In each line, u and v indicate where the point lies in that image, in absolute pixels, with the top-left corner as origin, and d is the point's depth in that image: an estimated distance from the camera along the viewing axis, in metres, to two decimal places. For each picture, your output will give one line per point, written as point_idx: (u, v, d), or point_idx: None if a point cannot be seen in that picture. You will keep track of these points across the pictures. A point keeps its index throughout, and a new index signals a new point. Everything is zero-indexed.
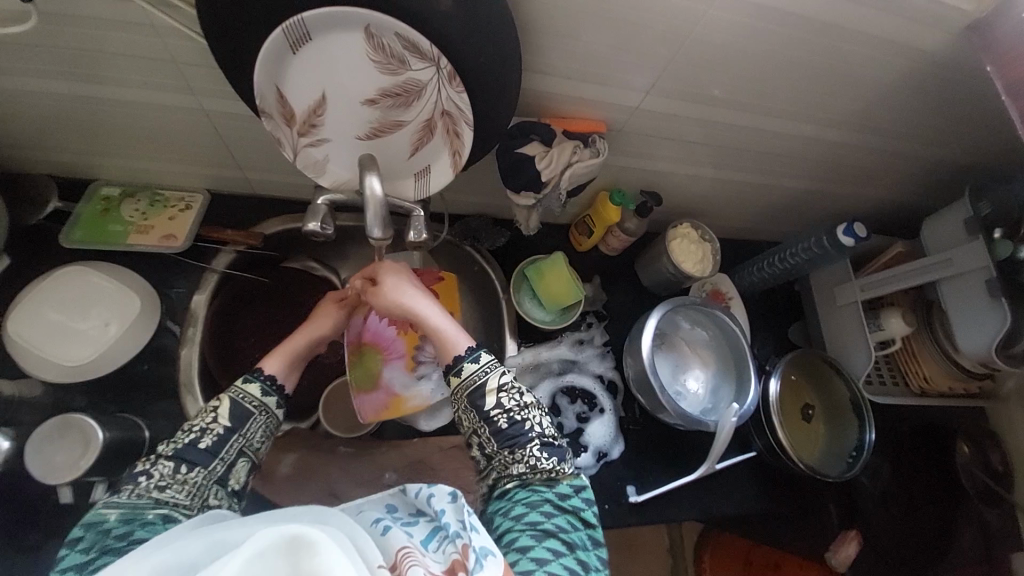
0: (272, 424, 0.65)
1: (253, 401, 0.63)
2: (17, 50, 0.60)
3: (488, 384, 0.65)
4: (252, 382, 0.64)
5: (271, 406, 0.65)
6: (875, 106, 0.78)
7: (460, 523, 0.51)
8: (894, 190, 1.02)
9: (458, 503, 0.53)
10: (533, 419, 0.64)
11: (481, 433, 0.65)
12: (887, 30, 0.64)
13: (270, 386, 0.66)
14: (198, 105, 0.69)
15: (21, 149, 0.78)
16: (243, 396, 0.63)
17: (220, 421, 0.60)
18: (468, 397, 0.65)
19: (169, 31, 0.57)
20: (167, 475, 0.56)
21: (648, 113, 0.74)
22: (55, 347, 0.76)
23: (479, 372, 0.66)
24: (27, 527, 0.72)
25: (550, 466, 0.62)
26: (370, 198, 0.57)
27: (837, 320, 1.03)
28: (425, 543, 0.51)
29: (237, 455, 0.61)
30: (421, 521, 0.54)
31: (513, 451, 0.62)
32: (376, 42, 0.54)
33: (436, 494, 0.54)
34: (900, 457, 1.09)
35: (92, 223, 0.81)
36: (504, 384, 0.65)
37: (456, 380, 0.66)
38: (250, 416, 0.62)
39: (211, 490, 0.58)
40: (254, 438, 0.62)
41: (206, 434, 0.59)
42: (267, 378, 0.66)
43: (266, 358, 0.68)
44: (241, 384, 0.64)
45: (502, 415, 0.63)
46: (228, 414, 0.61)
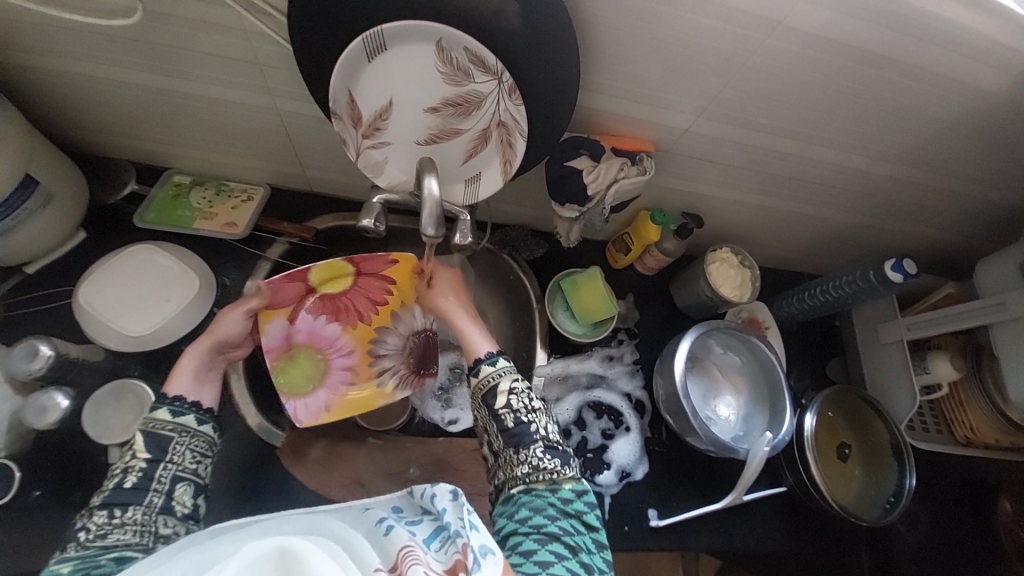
0: (203, 443, 0.64)
1: (168, 426, 0.62)
2: (121, 45, 0.67)
3: (499, 386, 0.65)
4: (160, 410, 0.63)
5: (190, 425, 0.63)
6: (931, 143, 0.77)
7: (460, 521, 0.51)
8: (944, 230, 0.99)
9: (459, 501, 0.53)
10: (540, 421, 0.64)
11: (490, 432, 0.66)
12: (948, 67, 0.64)
13: (182, 407, 0.64)
14: (270, 103, 0.74)
15: (108, 134, 0.85)
16: (153, 425, 0.61)
17: (140, 456, 0.59)
18: (481, 397, 0.66)
19: (256, 35, 0.63)
20: (104, 523, 0.55)
21: (696, 136, 0.75)
22: (118, 317, 0.82)
23: (494, 373, 0.66)
24: (73, 484, 0.76)
25: (553, 469, 0.62)
26: (427, 199, 0.60)
27: (881, 359, 1.00)
28: (428, 541, 0.51)
29: (174, 481, 0.60)
30: (425, 521, 0.54)
31: (518, 451, 0.63)
32: (444, 55, 0.58)
33: (438, 494, 0.55)
34: (938, 507, 1.03)
35: (163, 207, 0.89)
36: (514, 387, 0.65)
37: (475, 380, 0.67)
38: (171, 440, 0.61)
39: (160, 521, 0.57)
40: (186, 461, 0.61)
41: (129, 473, 0.58)
42: (174, 401, 0.63)
43: (169, 382, 0.66)
44: (150, 415, 0.62)
45: (509, 414, 0.64)
46: (145, 447, 0.60)
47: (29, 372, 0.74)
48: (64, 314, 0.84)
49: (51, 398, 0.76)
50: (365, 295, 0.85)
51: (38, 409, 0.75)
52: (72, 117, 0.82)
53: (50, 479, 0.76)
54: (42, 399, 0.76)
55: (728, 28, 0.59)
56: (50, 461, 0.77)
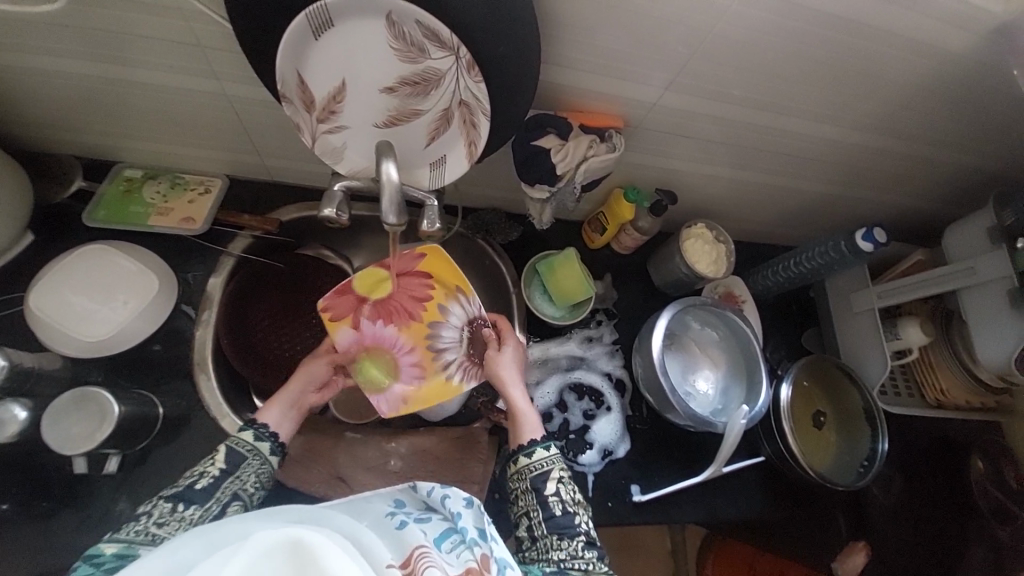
0: (267, 472, 0.65)
1: (247, 446, 0.64)
2: (48, 31, 0.62)
3: (551, 472, 0.66)
4: (247, 430, 0.66)
5: (264, 453, 0.65)
6: (900, 109, 0.77)
7: (477, 529, 0.52)
8: (915, 197, 1.00)
9: (474, 507, 0.55)
10: (583, 515, 0.65)
11: (532, 514, 0.65)
12: (914, 31, 0.63)
13: (264, 433, 0.66)
14: (218, 89, 0.70)
15: (47, 128, 0.80)
16: (237, 443, 0.64)
17: (216, 464, 0.62)
18: (530, 480, 0.66)
19: (195, 15, 0.58)
20: (166, 513, 0.57)
21: (666, 110, 0.74)
22: (74, 323, 0.78)
23: (547, 460, 0.67)
24: (39, 498, 0.74)
25: (590, 560, 0.62)
26: (386, 184, 0.58)
27: (853, 328, 1.01)
28: (437, 542, 0.52)
29: (231, 498, 0.61)
30: (433, 519, 0.54)
31: (560, 538, 0.63)
32: (397, 30, 0.54)
33: (451, 496, 0.55)
34: (910, 468, 1.07)
35: (114, 204, 0.84)
36: (564, 476, 0.67)
37: (525, 463, 0.67)
38: (243, 460, 0.63)
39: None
40: (249, 482, 0.63)
41: (202, 476, 0.60)
42: (261, 426, 0.67)
43: (260, 411, 0.69)
44: (238, 432, 0.65)
45: (558, 502, 0.65)
46: (223, 458, 0.62)
47: None
48: (15, 322, 0.80)
49: (7, 411, 0.72)
50: (412, 293, 0.82)
51: None
52: (4, 111, 0.76)
53: (13, 494, 0.73)
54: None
55: None
56: (10, 476, 0.74)
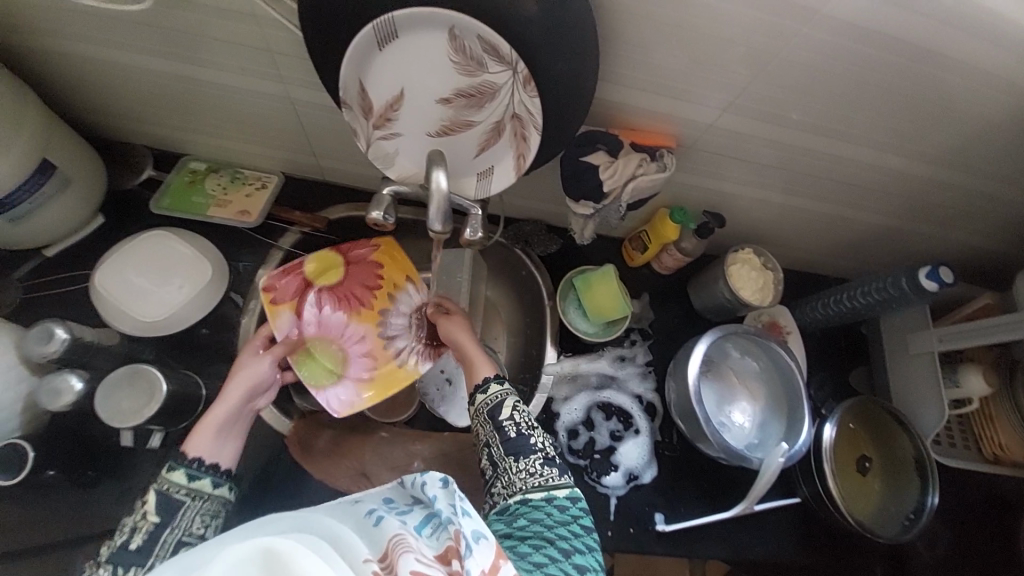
0: (215, 507, 0.60)
1: (181, 490, 0.58)
2: (136, 31, 0.67)
3: (505, 401, 0.66)
4: (174, 470, 0.59)
5: (205, 489, 0.60)
6: (978, 144, 0.72)
7: (451, 508, 0.48)
8: (986, 237, 0.93)
9: (450, 488, 0.50)
10: (540, 436, 0.64)
11: (491, 443, 0.64)
12: (1003, 61, 0.59)
13: (199, 469, 0.60)
14: (283, 91, 0.73)
15: (126, 120, 0.86)
16: (166, 487, 0.58)
17: (148, 517, 0.56)
18: (486, 412, 0.65)
19: (268, 21, 0.61)
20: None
21: (721, 132, 0.72)
22: (135, 303, 0.83)
23: (501, 391, 0.67)
24: (88, 464, 0.78)
25: (550, 476, 0.61)
26: (435, 193, 0.59)
27: (909, 370, 0.95)
28: (419, 529, 0.49)
29: (177, 548, 0.57)
30: (416, 509, 0.51)
31: (517, 459, 0.62)
32: (457, 44, 0.55)
33: (427, 482, 0.51)
34: (960, 525, 0.99)
35: (178, 193, 0.89)
36: (519, 403, 0.66)
37: (481, 398, 0.67)
38: (182, 505, 0.58)
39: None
40: (193, 525, 0.58)
41: (137, 532, 0.56)
42: (192, 462, 0.60)
43: (190, 436, 0.62)
44: (165, 474, 0.58)
45: (512, 425, 0.64)
46: (155, 509, 0.57)
47: (44, 355, 0.73)
48: (82, 297, 0.86)
49: (65, 381, 0.74)
50: (361, 281, 0.86)
51: (53, 391, 0.74)
52: (90, 101, 0.83)
53: (65, 458, 0.78)
54: (56, 382, 0.74)
55: (760, 16, 0.55)
56: (65, 441, 0.79)
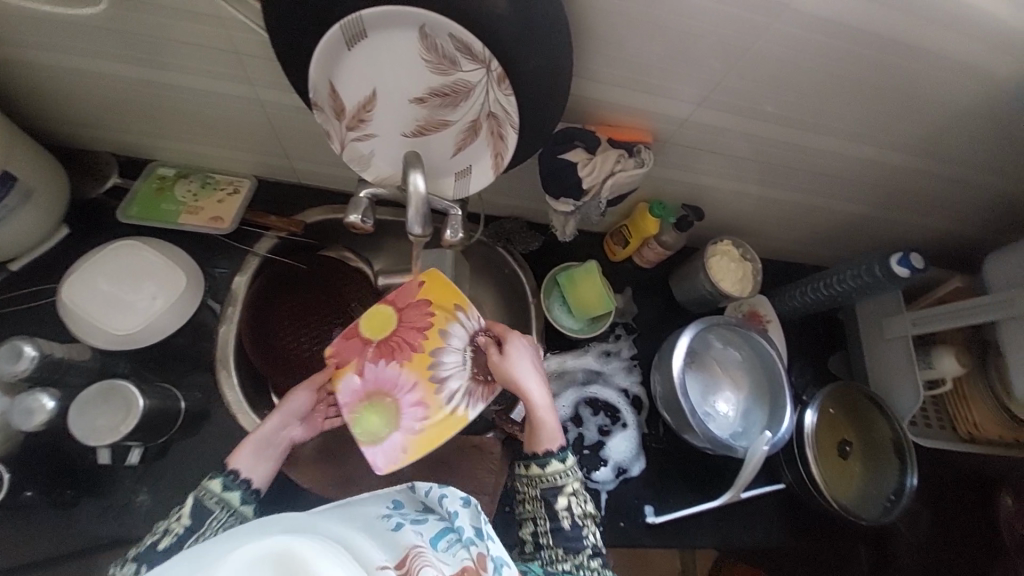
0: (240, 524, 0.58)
1: (213, 498, 0.57)
2: (94, 35, 0.64)
3: (563, 487, 0.64)
4: (213, 480, 0.58)
5: (233, 504, 0.58)
6: (944, 132, 0.74)
7: (474, 528, 0.51)
8: (955, 222, 0.96)
9: (472, 507, 0.53)
10: (592, 528, 0.64)
11: (538, 519, 0.65)
12: (966, 51, 0.60)
13: (233, 481, 0.59)
14: (252, 93, 0.71)
15: (89, 126, 0.83)
16: (203, 495, 0.57)
17: (181, 520, 0.56)
18: (541, 492, 0.64)
19: (232, 22, 0.59)
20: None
21: (697, 126, 0.72)
22: (106, 316, 0.80)
23: (562, 474, 0.64)
24: (64, 484, 0.76)
25: (595, 569, 0.62)
26: (412, 195, 0.58)
27: (884, 355, 0.98)
28: (434, 542, 0.50)
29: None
30: (430, 519, 0.52)
31: (568, 552, 0.62)
32: (429, 42, 0.54)
33: (448, 495, 0.54)
34: (937, 503, 1.02)
35: (146, 201, 0.86)
36: (577, 488, 0.64)
37: (538, 474, 0.64)
38: (210, 515, 0.57)
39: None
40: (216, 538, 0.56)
41: (166, 534, 0.55)
42: (229, 474, 0.59)
43: (233, 453, 0.61)
44: (205, 482, 0.58)
45: (567, 515, 0.63)
46: (188, 514, 0.56)
47: (15, 373, 0.71)
48: (50, 312, 0.82)
49: (36, 400, 0.73)
50: (412, 324, 0.76)
51: (24, 410, 0.72)
52: (48, 108, 0.79)
53: (40, 479, 0.76)
54: (28, 402, 0.72)
55: (731, 10, 0.55)
56: (39, 461, 0.76)
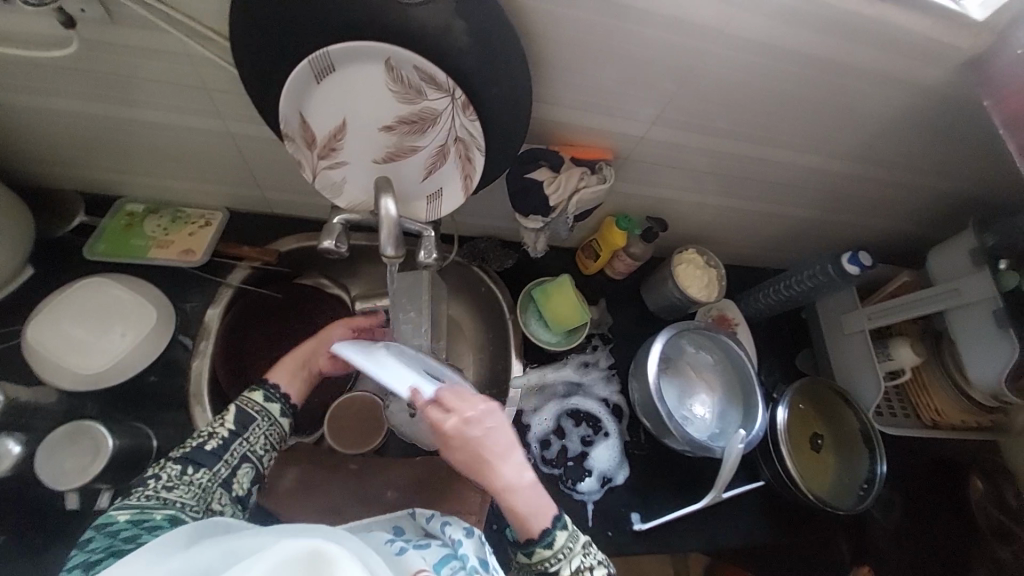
0: (276, 434, 0.68)
1: (257, 406, 0.67)
2: (61, 76, 0.65)
3: (558, 571, 0.59)
4: (256, 391, 0.69)
5: (274, 412, 0.68)
6: (878, 140, 0.80)
7: (477, 559, 0.54)
8: (898, 222, 1.03)
9: (474, 537, 0.57)
10: None
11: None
12: (888, 67, 0.67)
13: (273, 394, 0.69)
14: (222, 127, 0.72)
15: (54, 165, 0.82)
16: (247, 403, 0.67)
17: (226, 425, 0.64)
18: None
19: (203, 60, 0.61)
20: (174, 476, 0.59)
21: (654, 143, 0.77)
22: (73, 356, 0.78)
23: (551, 558, 0.59)
24: (28, 535, 0.72)
25: None
26: (384, 218, 0.60)
27: (847, 349, 1.03)
28: (436, 566, 0.52)
29: (241, 460, 0.64)
30: (432, 546, 0.56)
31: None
32: (395, 74, 0.57)
33: (453, 525, 0.58)
34: (911, 490, 1.06)
35: (115, 238, 0.85)
36: (578, 567, 0.60)
37: (527, 564, 0.60)
38: (254, 421, 0.66)
39: (216, 494, 0.61)
40: (257, 444, 0.65)
41: (212, 437, 0.63)
42: (269, 386, 0.70)
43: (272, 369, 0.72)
44: (247, 393, 0.68)
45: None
46: (233, 419, 0.65)
47: None
48: (13, 355, 0.80)
49: (1, 445, 0.73)
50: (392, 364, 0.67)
51: None
52: (11, 148, 0.78)
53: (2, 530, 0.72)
54: None
55: (674, 37, 0.60)
56: (1, 512, 0.72)
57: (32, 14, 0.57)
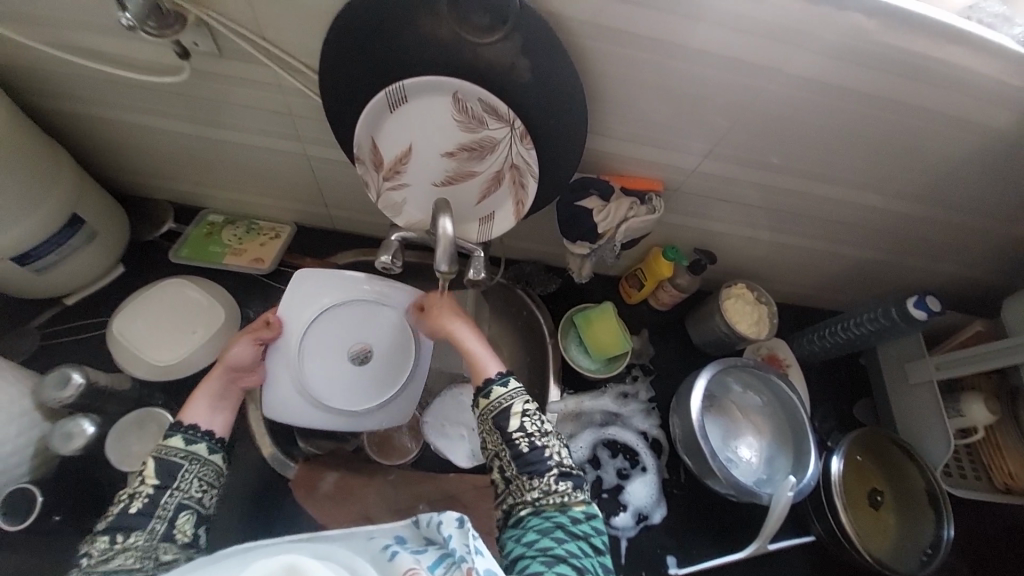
0: (211, 472, 0.63)
1: (179, 452, 0.61)
2: (169, 99, 0.73)
3: (512, 407, 0.65)
4: (173, 437, 0.62)
5: (201, 453, 0.62)
6: (946, 182, 0.77)
7: (466, 547, 0.50)
8: (970, 267, 0.97)
9: (466, 527, 0.51)
10: (553, 447, 0.64)
11: (502, 456, 0.64)
12: (957, 108, 0.64)
13: (196, 435, 0.63)
14: (300, 149, 0.79)
15: (154, 177, 0.92)
16: (165, 452, 0.60)
17: (148, 482, 0.58)
18: (493, 419, 0.65)
19: (290, 89, 0.68)
20: (106, 548, 0.54)
21: (705, 176, 0.77)
22: (149, 347, 0.86)
23: (506, 395, 0.66)
24: (92, 511, 0.78)
25: (565, 492, 0.61)
26: (441, 237, 0.63)
27: (911, 401, 0.96)
28: (432, 568, 0.48)
29: (178, 510, 0.58)
30: (429, 549, 0.51)
31: (532, 478, 0.61)
32: (461, 105, 0.62)
33: (444, 520, 0.52)
34: (984, 564, 0.96)
35: (196, 244, 0.94)
36: (527, 409, 0.65)
37: (484, 402, 0.66)
38: (181, 468, 0.60)
39: (161, 548, 0.56)
40: (192, 489, 0.60)
41: (136, 498, 0.57)
42: (188, 429, 0.63)
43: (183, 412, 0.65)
44: (164, 441, 0.61)
45: (523, 438, 0.63)
46: (154, 473, 0.59)
47: (59, 400, 0.74)
48: (99, 343, 0.89)
49: (77, 424, 0.77)
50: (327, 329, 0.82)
51: (65, 434, 0.76)
52: (120, 161, 0.89)
53: (70, 503, 0.78)
54: (69, 426, 0.76)
55: (731, 76, 0.61)
56: (71, 487, 0.79)
57: (154, 47, 0.66)
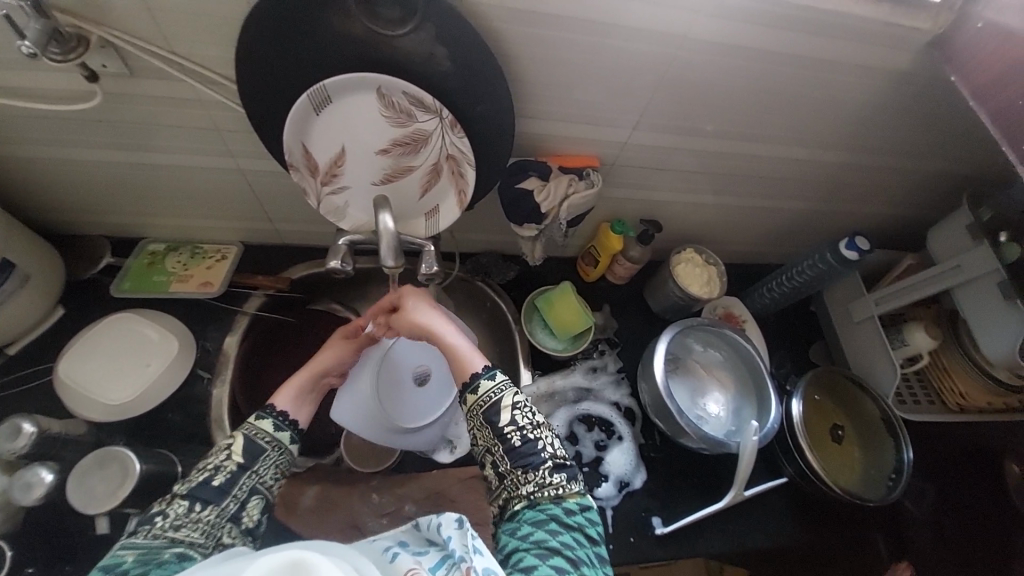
0: (286, 462, 0.64)
1: (267, 437, 0.63)
2: (85, 126, 0.71)
3: (502, 402, 0.66)
4: (264, 419, 0.64)
5: (284, 441, 0.64)
6: (858, 127, 0.82)
7: (465, 547, 0.50)
8: (892, 206, 1.04)
9: (465, 528, 0.51)
10: (546, 439, 0.65)
11: (495, 450, 0.65)
12: (853, 56, 0.69)
13: (283, 422, 0.65)
14: (233, 164, 0.78)
15: (83, 212, 0.89)
16: (255, 432, 0.62)
17: (233, 458, 0.60)
18: (483, 414, 0.66)
19: (212, 102, 0.67)
20: (182, 513, 0.55)
21: (637, 147, 0.80)
22: (102, 388, 0.82)
23: (495, 389, 0.67)
24: (60, 565, 0.74)
25: (560, 484, 0.62)
26: (383, 233, 0.63)
27: (859, 337, 1.02)
28: (433, 570, 0.49)
29: (250, 493, 0.60)
30: (430, 551, 0.52)
31: (526, 471, 0.62)
32: (386, 100, 0.62)
33: (444, 523, 0.53)
34: (943, 479, 1.03)
35: (139, 275, 0.91)
36: (516, 401, 0.66)
37: (472, 398, 0.67)
38: (264, 452, 0.62)
39: (225, 528, 0.57)
40: (267, 475, 0.61)
41: (220, 471, 0.58)
42: (279, 415, 0.66)
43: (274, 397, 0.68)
44: (256, 420, 0.64)
45: (516, 432, 0.64)
46: (241, 449, 0.60)
47: (13, 450, 0.73)
48: (46, 390, 0.84)
49: (35, 474, 0.75)
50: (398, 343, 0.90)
51: (23, 485, 0.74)
52: (43, 199, 0.85)
53: (37, 558, 0.75)
54: (26, 475, 0.74)
55: (643, 46, 0.64)
56: (34, 543, 0.75)
57: (61, 73, 0.63)
